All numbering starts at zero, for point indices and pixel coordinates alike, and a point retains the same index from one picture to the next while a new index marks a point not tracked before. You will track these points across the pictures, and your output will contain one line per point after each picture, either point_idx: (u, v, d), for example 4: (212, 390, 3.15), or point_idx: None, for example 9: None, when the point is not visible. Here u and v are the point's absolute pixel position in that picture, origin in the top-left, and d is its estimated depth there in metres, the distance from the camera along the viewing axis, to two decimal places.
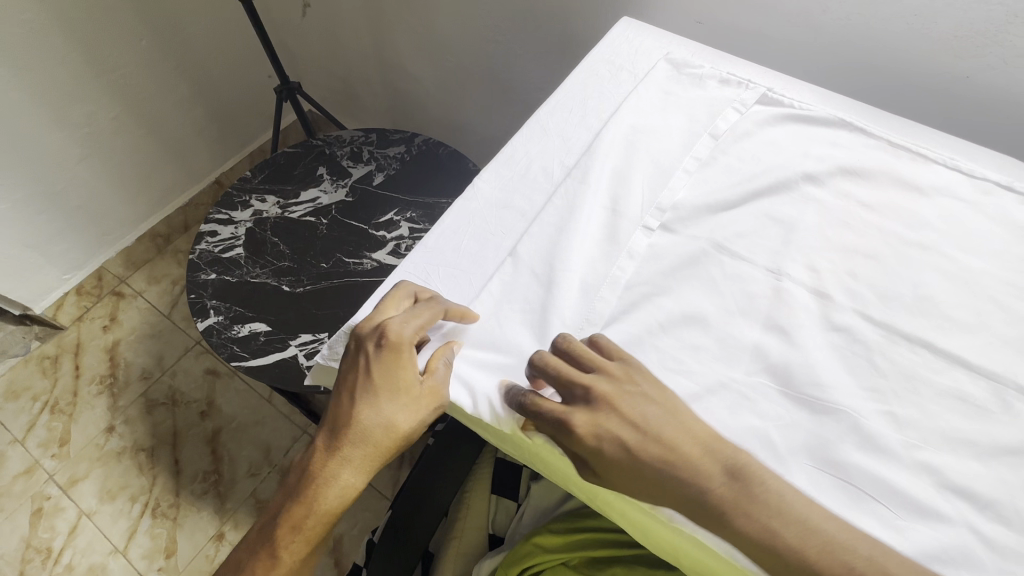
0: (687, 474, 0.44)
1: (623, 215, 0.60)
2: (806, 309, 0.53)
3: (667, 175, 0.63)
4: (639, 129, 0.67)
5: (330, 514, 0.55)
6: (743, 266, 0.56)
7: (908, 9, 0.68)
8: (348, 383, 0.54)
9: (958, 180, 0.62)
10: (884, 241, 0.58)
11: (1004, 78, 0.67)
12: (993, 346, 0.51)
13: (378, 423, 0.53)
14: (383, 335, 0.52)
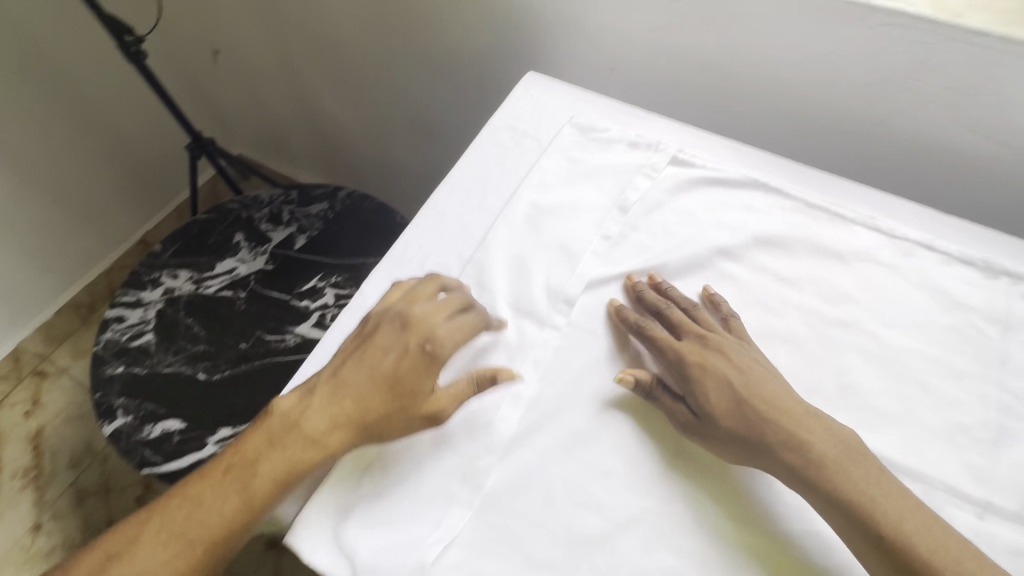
0: (785, 438, 0.46)
1: (527, 314, 0.54)
2: None
3: (574, 261, 0.58)
4: (544, 206, 0.62)
5: (251, 495, 0.46)
6: (658, 367, 0.52)
7: (816, 57, 0.64)
8: (351, 348, 0.51)
9: (878, 242, 0.59)
10: (806, 321, 0.54)
11: (919, 124, 0.65)
12: (921, 436, 0.48)
13: (349, 399, 0.48)
14: (402, 314, 0.51)
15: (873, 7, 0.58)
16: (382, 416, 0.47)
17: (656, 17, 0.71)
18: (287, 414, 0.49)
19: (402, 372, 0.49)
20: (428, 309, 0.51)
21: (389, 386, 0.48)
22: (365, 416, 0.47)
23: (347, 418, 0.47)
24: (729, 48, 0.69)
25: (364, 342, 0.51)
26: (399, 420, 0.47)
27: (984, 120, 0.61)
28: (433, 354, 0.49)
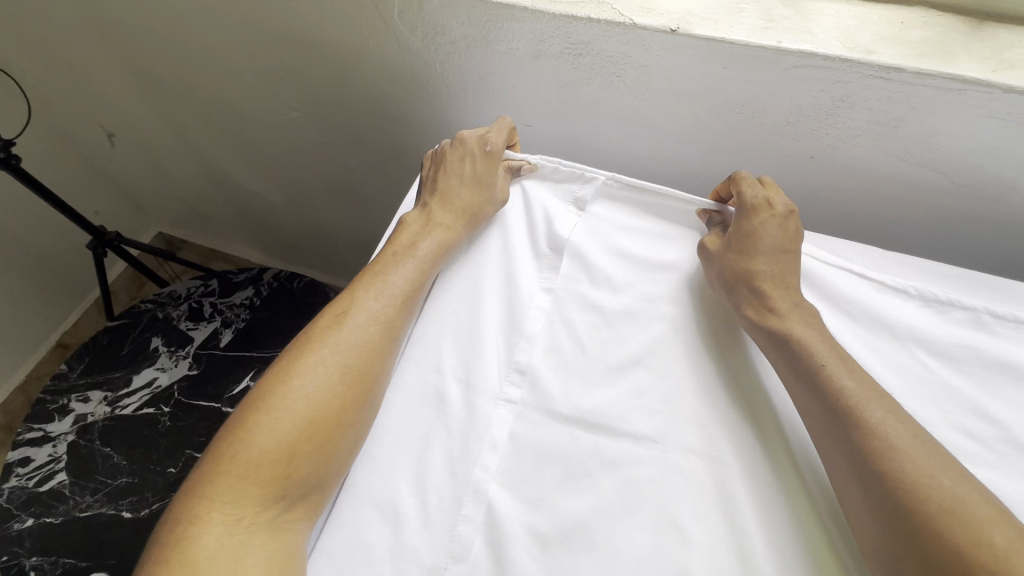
0: (757, 294, 0.52)
1: (477, 390, 0.51)
2: (698, 484, 0.46)
3: (519, 322, 0.55)
4: (482, 268, 0.59)
5: (332, 378, 0.47)
6: (624, 444, 0.48)
7: (735, 100, 0.61)
8: (379, 260, 0.56)
9: (825, 298, 0.56)
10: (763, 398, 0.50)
11: (846, 156, 0.62)
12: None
13: (440, 231, 0.58)
14: (447, 198, 0.60)
15: (784, 50, 0.54)
16: (475, 208, 0.60)
17: (563, 72, 0.66)
18: (327, 315, 0.52)
19: (478, 170, 0.61)
20: (457, 165, 0.62)
21: (467, 190, 0.60)
22: (452, 226, 0.59)
23: (431, 261, 0.56)
24: (643, 97, 0.65)
25: (440, 169, 0.63)
26: (484, 213, 0.60)
27: (910, 147, 0.59)
28: (480, 151, 0.62)
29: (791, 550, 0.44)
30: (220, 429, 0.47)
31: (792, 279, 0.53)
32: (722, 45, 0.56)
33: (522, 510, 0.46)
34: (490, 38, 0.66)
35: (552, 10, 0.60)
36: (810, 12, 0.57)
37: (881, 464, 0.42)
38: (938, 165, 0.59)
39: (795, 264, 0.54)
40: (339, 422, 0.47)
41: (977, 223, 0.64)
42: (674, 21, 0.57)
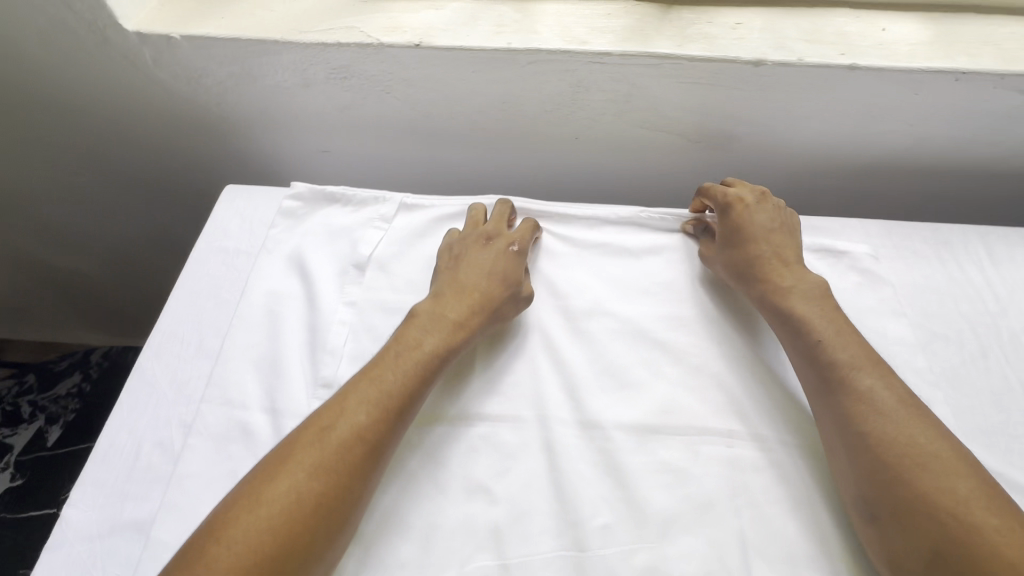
0: (767, 274, 0.57)
1: (284, 413, 0.51)
2: (502, 445, 0.50)
3: (322, 338, 0.56)
4: (282, 291, 0.59)
5: (305, 503, 0.41)
6: (432, 427, 0.51)
7: (495, 100, 0.67)
8: (379, 357, 0.50)
9: (597, 257, 0.64)
10: (557, 359, 0.55)
11: (602, 133, 0.70)
12: (693, 440, 0.51)
13: (446, 332, 0.52)
14: (456, 288, 0.56)
15: (514, 49, 0.61)
16: (491, 301, 0.55)
17: (338, 96, 0.69)
18: (316, 420, 0.46)
19: (500, 267, 0.58)
20: (466, 252, 0.59)
21: (484, 280, 0.56)
22: (462, 325, 0.53)
23: (433, 364, 0.50)
24: (418, 107, 0.69)
25: (456, 260, 0.59)
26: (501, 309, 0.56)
27: (647, 117, 0.68)
28: (494, 242, 0.60)
29: (592, 476, 0.49)
30: (186, 544, 0.40)
31: (790, 253, 0.58)
32: (462, 51, 0.61)
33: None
34: (255, 74, 0.67)
35: (302, 40, 0.62)
36: (533, 13, 0.64)
37: (864, 424, 0.45)
38: (675, 127, 0.69)
39: (789, 239, 0.60)
40: (313, 555, 0.40)
41: (725, 171, 0.75)
42: (418, 38, 0.62)
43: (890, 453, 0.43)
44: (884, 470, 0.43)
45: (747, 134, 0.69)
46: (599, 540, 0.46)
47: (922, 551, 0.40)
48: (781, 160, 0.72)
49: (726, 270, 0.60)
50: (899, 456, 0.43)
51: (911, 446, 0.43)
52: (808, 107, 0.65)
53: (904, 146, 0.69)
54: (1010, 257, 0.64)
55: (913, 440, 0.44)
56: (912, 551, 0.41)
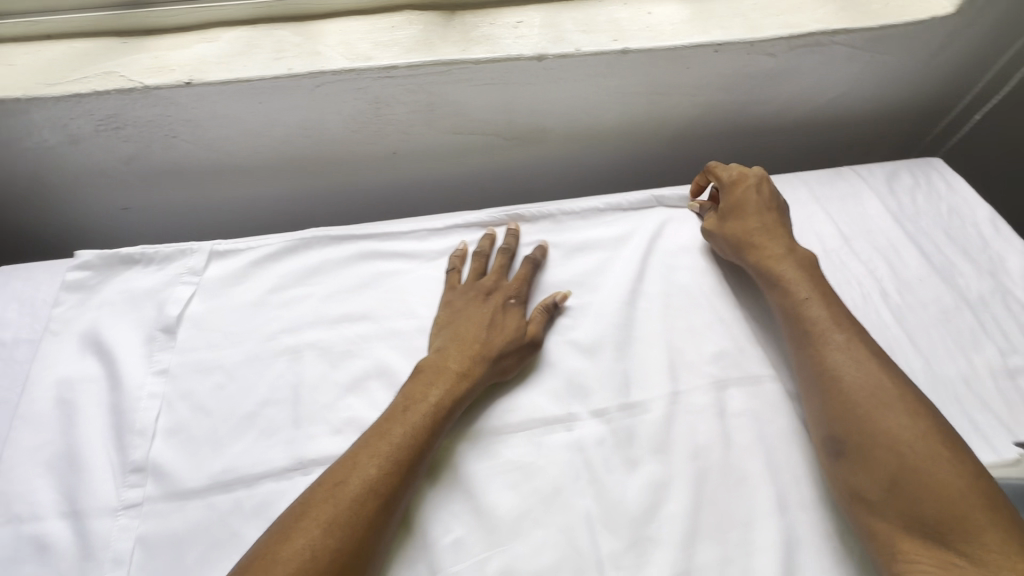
0: (756, 247, 0.61)
1: (87, 513, 0.46)
2: None
3: (128, 417, 0.50)
4: (75, 376, 0.53)
5: (319, 560, 0.41)
6: (265, 486, 0.48)
7: (296, 127, 0.64)
8: (391, 411, 0.50)
9: (428, 268, 0.63)
10: (395, 384, 0.55)
11: (418, 144, 0.70)
12: (535, 431, 0.52)
13: (451, 382, 0.51)
14: (457, 335, 0.55)
15: (296, 75, 0.58)
16: (491, 341, 0.55)
17: (118, 149, 0.62)
18: (326, 480, 0.45)
19: (495, 314, 0.57)
20: (470, 294, 0.59)
21: (492, 328, 0.56)
22: (471, 373, 0.52)
23: (440, 417, 0.50)
24: (217, 148, 0.65)
25: (452, 304, 0.58)
26: (519, 351, 0.55)
27: (456, 122, 0.68)
28: (498, 289, 0.60)
29: (439, 494, 0.49)
30: None
31: (781, 233, 0.62)
32: (240, 84, 0.58)
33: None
34: (6, 137, 0.59)
35: (50, 94, 0.56)
36: (315, 35, 0.62)
37: (834, 372, 0.50)
38: (488, 128, 0.70)
39: (780, 216, 0.64)
40: None
41: (550, 162, 0.77)
42: (188, 76, 0.57)
43: (859, 387, 0.49)
44: (854, 407, 0.48)
45: (556, 124, 0.72)
46: (452, 556, 0.46)
47: (882, 479, 0.45)
48: (596, 144, 0.76)
49: (723, 243, 0.64)
50: (866, 396, 0.48)
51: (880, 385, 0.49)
52: (601, 91, 0.68)
53: (696, 115, 0.75)
54: (795, 199, 0.72)
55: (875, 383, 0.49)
56: (871, 482, 0.46)
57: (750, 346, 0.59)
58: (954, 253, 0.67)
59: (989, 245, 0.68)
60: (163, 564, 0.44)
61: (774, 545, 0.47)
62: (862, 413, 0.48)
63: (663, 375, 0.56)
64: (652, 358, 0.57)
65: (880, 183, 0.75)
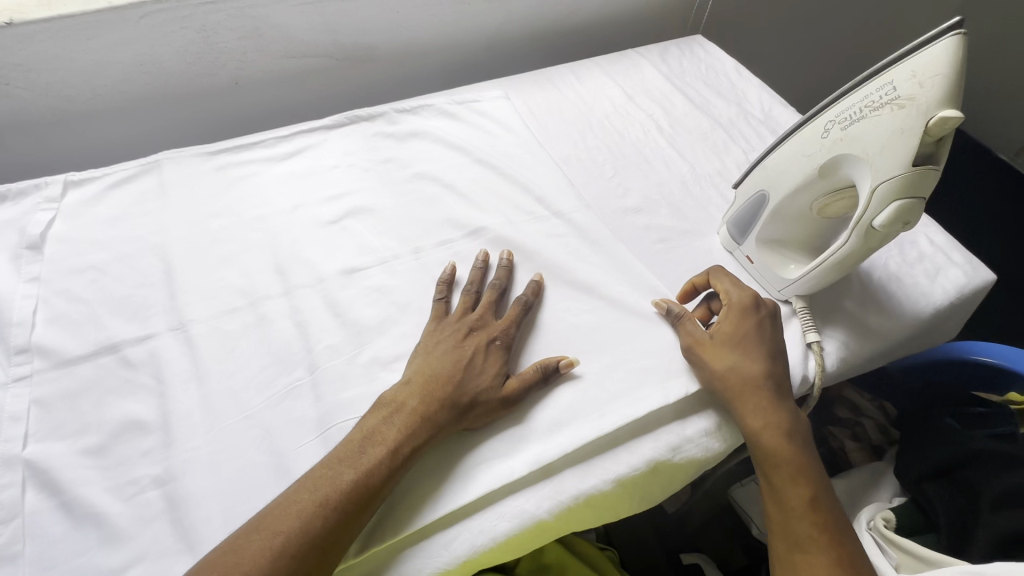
0: (757, 396, 0.52)
1: None
2: (222, 332, 0.56)
3: (6, 316, 0.55)
4: None
5: None
6: (149, 343, 0.55)
7: (132, 64, 0.70)
8: (345, 449, 0.46)
9: (281, 167, 0.71)
10: (261, 254, 0.62)
11: (256, 72, 0.78)
12: (387, 263, 0.62)
13: (413, 427, 0.47)
14: (429, 374, 0.51)
15: (119, 7, 0.65)
16: (463, 376, 0.51)
17: None
18: (266, 522, 0.41)
19: (468, 350, 0.53)
20: (446, 334, 0.54)
21: (467, 378, 0.51)
22: (434, 415, 0.48)
23: (395, 466, 0.46)
24: (54, 93, 0.69)
25: (425, 340, 0.54)
26: (490, 409, 0.50)
27: (286, 45, 0.77)
28: (483, 327, 0.55)
29: (310, 319, 0.57)
30: None
31: (780, 379, 0.53)
32: (62, 21, 0.63)
33: (65, 446, 0.48)
34: None
35: None
36: None
37: (801, 518, 0.48)
38: (318, 50, 0.79)
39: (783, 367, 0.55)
40: None
41: (385, 80, 0.88)
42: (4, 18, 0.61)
43: (796, 507, 0.49)
44: (789, 517, 0.49)
45: (379, 41, 0.82)
46: (326, 356, 0.55)
47: None
48: (422, 58, 0.87)
49: (713, 376, 0.53)
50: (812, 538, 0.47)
51: (808, 503, 0.49)
52: (408, 4, 0.79)
53: (501, 22, 0.88)
54: (590, 77, 0.88)
55: (812, 504, 0.49)
56: None
57: (563, 178, 0.72)
58: (710, 94, 0.86)
59: (735, 85, 0.88)
60: (60, 413, 0.50)
61: (586, 300, 0.60)
62: (793, 525, 0.48)
63: (492, 210, 0.68)
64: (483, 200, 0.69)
65: (656, 56, 0.92)
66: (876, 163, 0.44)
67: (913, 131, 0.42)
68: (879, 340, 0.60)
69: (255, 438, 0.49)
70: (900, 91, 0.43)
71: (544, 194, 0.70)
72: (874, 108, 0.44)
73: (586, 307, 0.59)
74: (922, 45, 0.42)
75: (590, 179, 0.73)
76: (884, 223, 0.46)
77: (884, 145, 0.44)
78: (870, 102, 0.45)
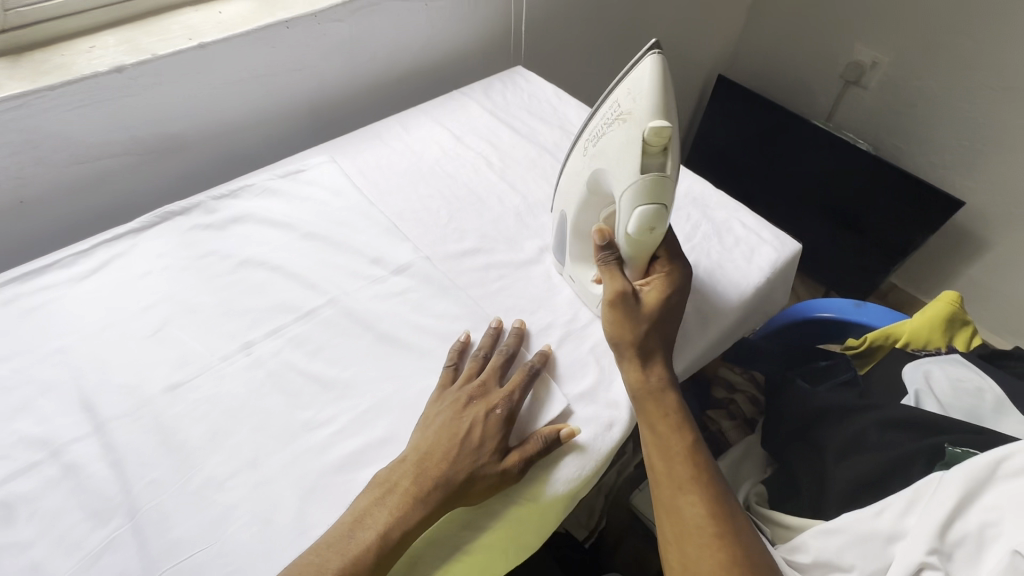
0: (657, 338, 0.56)
1: None
2: (17, 497, 0.49)
3: None
4: None
5: None
6: None
7: None
8: (334, 535, 0.45)
9: (82, 285, 0.64)
10: (63, 392, 0.55)
11: (42, 186, 0.71)
12: (213, 367, 0.57)
13: (406, 512, 0.45)
14: (424, 453, 0.48)
15: None
16: (461, 456, 0.48)
17: None
18: None
19: (465, 424, 0.50)
20: (447, 404, 0.52)
21: (464, 452, 0.48)
22: (428, 497, 0.46)
23: (386, 551, 0.44)
24: None
25: (428, 414, 0.52)
26: (489, 487, 0.48)
27: (71, 152, 0.70)
28: (485, 395, 0.53)
29: (127, 454, 0.51)
30: None
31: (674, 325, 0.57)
32: None
33: None
34: None
35: None
36: None
37: (681, 462, 0.50)
38: (111, 149, 0.74)
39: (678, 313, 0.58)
40: None
41: (202, 165, 0.83)
42: None
43: (680, 452, 0.51)
44: (672, 464, 0.50)
45: (180, 127, 0.77)
46: (149, 494, 0.49)
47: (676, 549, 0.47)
48: (238, 136, 0.84)
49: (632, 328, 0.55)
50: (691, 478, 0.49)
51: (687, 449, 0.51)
52: (205, 86, 0.76)
53: (316, 87, 0.87)
54: (417, 124, 0.88)
55: (689, 450, 0.51)
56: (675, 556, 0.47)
57: (398, 235, 0.71)
58: (535, 121, 0.90)
59: (556, 109, 0.92)
60: None
61: (432, 357, 0.59)
62: (677, 470, 0.50)
63: (327, 285, 0.65)
64: (316, 276, 0.66)
65: (479, 93, 0.95)
66: (617, 170, 0.52)
67: (636, 140, 0.50)
68: (709, 330, 0.64)
69: None
70: (624, 105, 0.52)
71: (380, 256, 0.69)
72: (610, 122, 0.53)
73: (434, 366, 0.58)
74: (633, 65, 0.51)
75: (427, 228, 0.73)
76: (635, 227, 0.52)
77: (620, 153, 0.52)
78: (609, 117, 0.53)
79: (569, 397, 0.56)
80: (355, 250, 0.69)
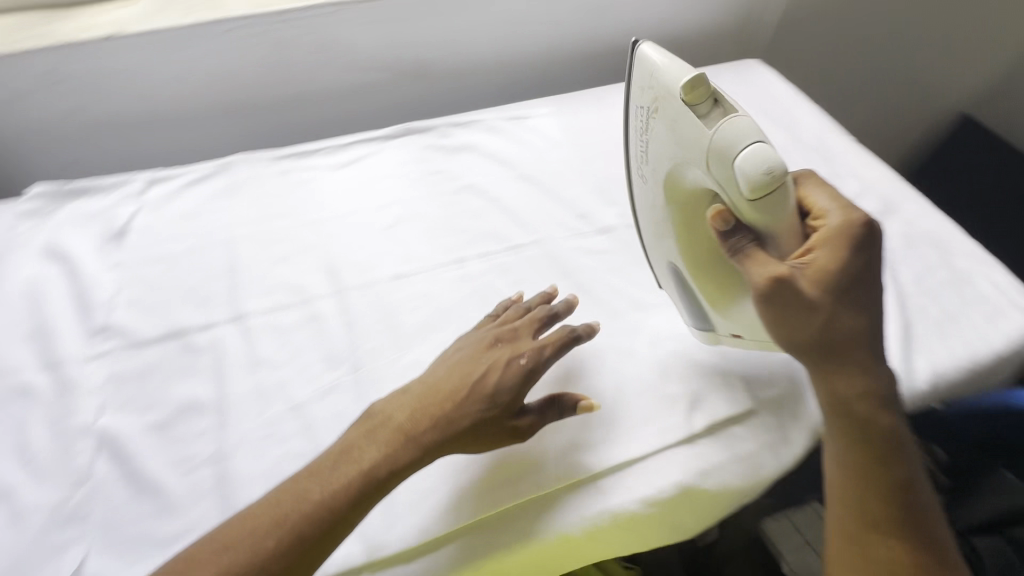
0: (846, 332, 0.46)
1: (63, 363, 0.56)
2: (275, 326, 0.60)
3: (90, 298, 0.61)
4: (37, 276, 0.63)
5: None
6: (211, 331, 0.59)
7: (213, 73, 0.77)
8: (326, 455, 0.46)
9: (338, 173, 0.75)
10: (315, 255, 0.66)
11: (322, 84, 0.83)
12: (431, 271, 0.65)
13: (394, 448, 0.45)
14: (429, 390, 0.49)
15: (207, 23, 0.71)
16: (470, 397, 0.48)
17: (56, 102, 0.74)
18: (230, 528, 0.42)
19: (478, 367, 0.49)
20: (466, 347, 0.52)
21: (473, 394, 0.48)
22: (421, 435, 0.46)
23: (367, 485, 0.44)
24: (147, 99, 0.77)
25: (448, 353, 0.53)
26: (492, 436, 0.48)
27: (351, 60, 0.82)
28: (513, 342, 0.52)
29: (356, 319, 0.60)
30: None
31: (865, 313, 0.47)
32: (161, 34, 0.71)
33: (132, 418, 0.53)
34: None
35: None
36: None
37: (873, 487, 0.46)
38: (379, 64, 0.84)
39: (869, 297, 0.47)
40: None
41: (439, 95, 0.91)
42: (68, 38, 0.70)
43: (869, 482, 0.46)
44: (857, 489, 0.46)
45: (436, 57, 0.85)
46: (369, 357, 0.58)
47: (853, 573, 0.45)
48: (476, 75, 0.90)
49: (802, 321, 0.46)
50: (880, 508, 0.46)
51: (877, 475, 0.46)
52: (467, 23, 0.83)
53: (555, 42, 0.90)
54: None
55: (880, 477, 0.46)
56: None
57: (607, 199, 0.73)
58: (763, 119, 0.85)
59: (788, 112, 0.87)
60: (131, 388, 0.55)
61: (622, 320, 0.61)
62: (863, 496, 0.46)
63: (534, 227, 0.70)
64: (526, 216, 0.71)
65: (708, 78, 0.92)
66: (688, 159, 0.48)
67: (683, 112, 0.47)
68: (924, 385, 0.58)
69: (297, 428, 0.53)
70: (659, 88, 0.49)
71: (586, 213, 0.71)
72: (648, 116, 0.51)
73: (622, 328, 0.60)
74: (647, 52, 0.51)
75: None
76: (747, 207, 0.45)
77: (682, 143, 0.48)
78: (645, 119, 0.52)
79: (753, 399, 0.55)
80: (564, 202, 0.72)
